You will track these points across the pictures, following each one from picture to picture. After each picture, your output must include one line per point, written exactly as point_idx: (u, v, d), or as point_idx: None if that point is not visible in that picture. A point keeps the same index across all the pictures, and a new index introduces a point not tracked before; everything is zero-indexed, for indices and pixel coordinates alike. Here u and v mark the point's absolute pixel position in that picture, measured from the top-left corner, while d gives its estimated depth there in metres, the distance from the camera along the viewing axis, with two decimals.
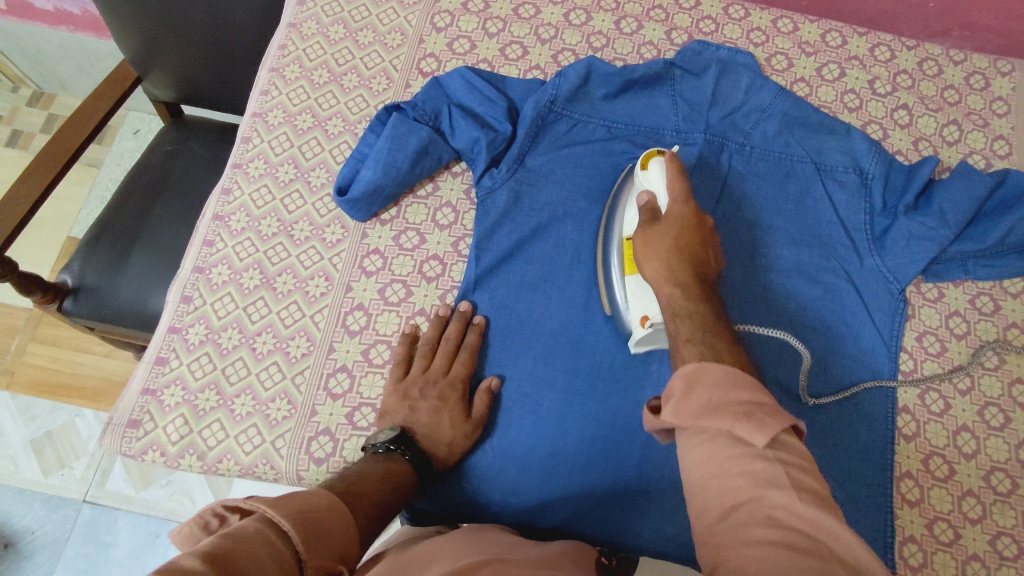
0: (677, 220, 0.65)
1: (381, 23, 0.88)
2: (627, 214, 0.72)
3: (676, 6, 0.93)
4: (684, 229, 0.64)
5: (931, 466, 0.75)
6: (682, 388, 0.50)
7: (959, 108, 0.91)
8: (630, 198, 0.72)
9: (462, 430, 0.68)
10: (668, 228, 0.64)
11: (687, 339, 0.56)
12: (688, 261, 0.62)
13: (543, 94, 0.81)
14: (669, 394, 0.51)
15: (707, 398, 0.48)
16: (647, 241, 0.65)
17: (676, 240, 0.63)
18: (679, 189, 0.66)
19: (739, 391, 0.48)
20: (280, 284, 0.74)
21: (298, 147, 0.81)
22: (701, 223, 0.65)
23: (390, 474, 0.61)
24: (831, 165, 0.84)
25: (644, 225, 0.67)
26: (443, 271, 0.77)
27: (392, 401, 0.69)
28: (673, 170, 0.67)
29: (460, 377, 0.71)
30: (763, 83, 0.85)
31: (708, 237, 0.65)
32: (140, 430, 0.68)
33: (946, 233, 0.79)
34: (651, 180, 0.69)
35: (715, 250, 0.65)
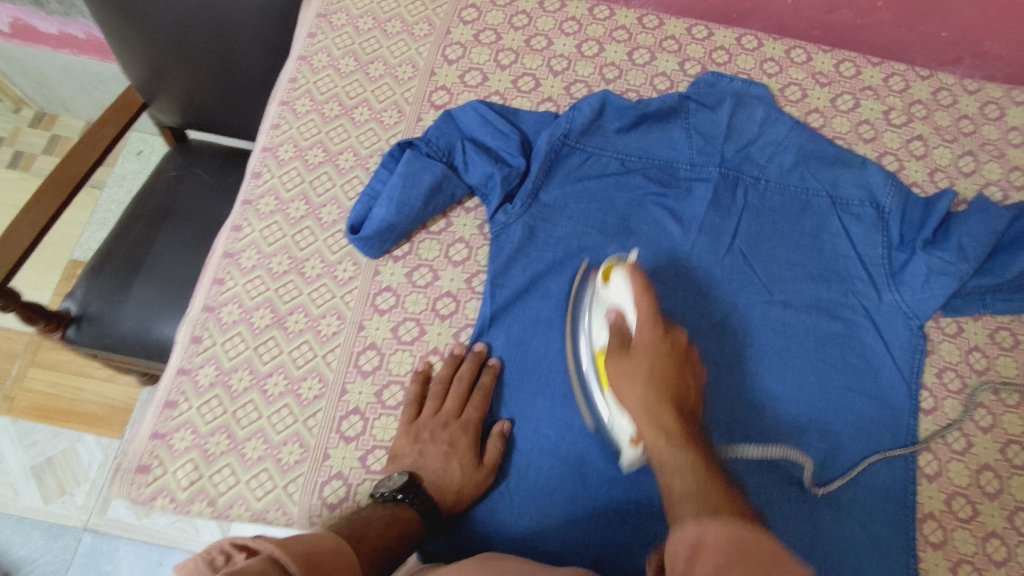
0: (650, 352, 0.62)
1: (393, 55, 0.87)
2: (598, 332, 0.69)
3: (689, 36, 0.92)
4: (656, 355, 0.61)
5: (954, 506, 0.73)
6: (686, 560, 0.43)
7: (975, 138, 0.90)
8: (599, 316, 0.69)
9: (472, 477, 0.66)
10: (641, 360, 0.62)
11: (682, 490, 0.51)
12: (662, 377, 0.60)
13: (557, 128, 0.81)
14: (673, 553, 0.45)
15: (715, 562, 0.41)
16: (619, 375, 0.62)
17: (650, 373, 0.60)
18: (649, 311, 0.64)
19: (751, 543, 0.41)
20: (291, 323, 0.73)
21: (309, 182, 0.80)
22: (673, 351, 0.62)
23: (395, 521, 0.61)
24: (846, 198, 0.84)
25: (616, 362, 0.63)
26: (457, 308, 0.76)
27: (403, 444, 0.68)
28: (640, 285, 0.65)
29: (472, 421, 0.69)
30: (778, 117, 0.85)
31: (683, 362, 0.62)
32: (149, 476, 0.67)
33: (966, 268, 0.77)
34: (616, 292, 0.67)
35: (690, 369, 0.63)
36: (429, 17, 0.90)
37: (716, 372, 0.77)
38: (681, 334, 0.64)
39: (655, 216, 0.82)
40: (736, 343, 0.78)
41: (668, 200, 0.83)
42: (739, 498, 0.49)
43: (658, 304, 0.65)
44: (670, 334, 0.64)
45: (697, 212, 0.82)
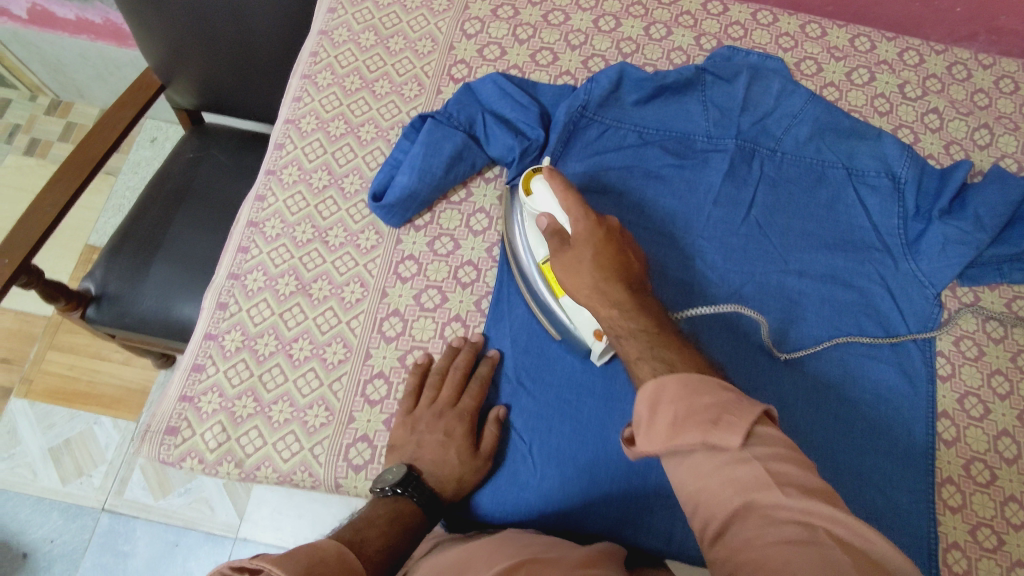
0: (588, 241, 0.63)
1: (412, 30, 0.88)
2: (537, 243, 0.69)
3: (704, 12, 0.93)
4: (595, 241, 0.63)
5: (972, 471, 0.74)
6: (649, 410, 0.51)
7: (990, 111, 0.91)
8: (532, 224, 0.69)
9: (471, 465, 0.66)
10: (583, 252, 0.63)
11: (637, 352, 0.58)
12: (605, 260, 0.62)
13: (575, 99, 0.82)
14: (639, 418, 0.52)
15: (674, 413, 0.49)
16: (568, 272, 0.63)
17: (596, 264, 0.62)
18: (577, 203, 0.64)
19: (704, 395, 0.49)
20: (315, 291, 0.74)
21: (331, 153, 0.81)
22: (608, 235, 0.64)
23: (398, 516, 0.59)
24: (862, 170, 0.84)
25: (560, 256, 0.64)
26: (478, 277, 0.77)
27: (400, 434, 0.67)
28: (561, 184, 0.65)
29: (469, 409, 0.68)
30: (795, 89, 0.85)
31: (619, 240, 0.64)
32: (178, 437, 0.68)
33: (982, 237, 0.78)
34: (541, 201, 0.67)
35: (626, 249, 0.65)
36: None
37: (735, 340, 0.77)
38: (612, 218, 0.65)
39: (672, 187, 0.83)
40: (755, 311, 0.79)
41: (684, 171, 0.84)
42: (692, 358, 0.57)
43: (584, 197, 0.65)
44: (601, 219, 0.64)
45: (714, 182, 0.83)
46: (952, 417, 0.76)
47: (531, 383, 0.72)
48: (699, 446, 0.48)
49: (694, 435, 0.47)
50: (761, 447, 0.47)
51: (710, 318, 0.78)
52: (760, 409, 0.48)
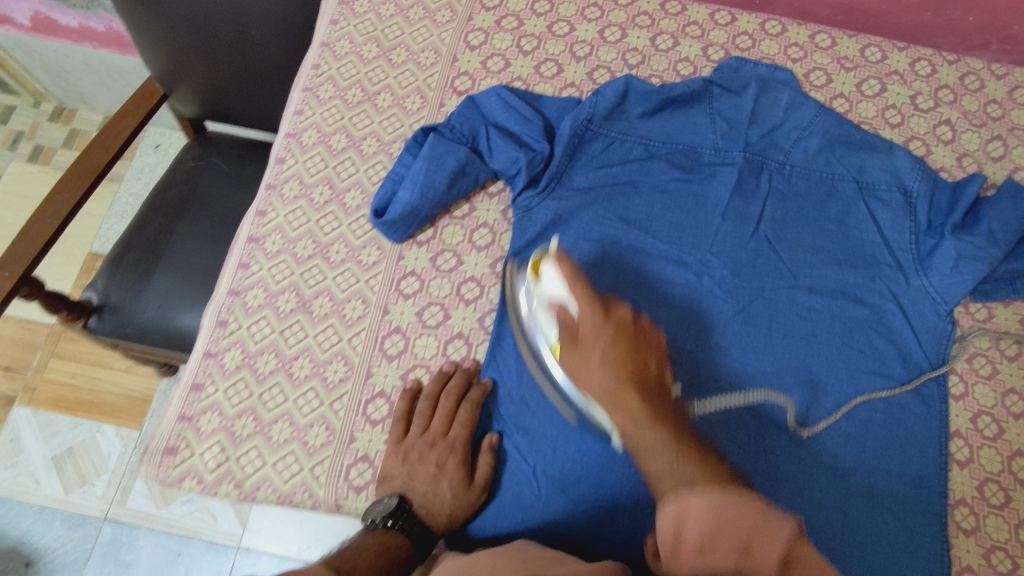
0: (598, 335, 0.62)
1: (415, 41, 0.87)
2: (546, 329, 0.67)
3: (712, 22, 0.91)
4: (604, 338, 0.62)
5: (986, 492, 0.72)
6: (672, 538, 0.45)
7: (1004, 122, 0.89)
8: (541, 309, 0.67)
9: (463, 498, 0.65)
10: (592, 349, 0.62)
11: (659, 469, 0.50)
12: (615, 355, 0.60)
13: (580, 112, 0.80)
14: (663, 540, 0.46)
15: (704, 530, 0.43)
16: (578, 374, 0.63)
17: (603, 359, 0.60)
18: (584, 294, 0.64)
19: (731, 509, 0.43)
20: (316, 308, 0.73)
21: (333, 167, 0.80)
22: (618, 325, 0.63)
23: (386, 549, 0.58)
24: (873, 183, 0.83)
25: (571, 357, 0.63)
26: (481, 293, 0.76)
27: (391, 464, 0.66)
28: (570, 274, 0.65)
29: (461, 439, 0.67)
30: (804, 101, 0.84)
31: (636, 340, 0.62)
32: (177, 458, 0.67)
33: (996, 252, 0.76)
34: (551, 288, 0.66)
35: (642, 342, 0.62)
36: (451, 3, 0.89)
37: (742, 358, 0.76)
38: (626, 311, 0.64)
39: (678, 201, 0.82)
40: (762, 328, 0.77)
41: (691, 185, 0.82)
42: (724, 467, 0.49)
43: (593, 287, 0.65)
44: (612, 313, 0.64)
45: (722, 196, 0.82)
46: (965, 436, 0.75)
47: (535, 401, 0.70)
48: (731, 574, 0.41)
49: (724, 557, 0.42)
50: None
51: (717, 335, 0.77)
52: (793, 525, 0.43)
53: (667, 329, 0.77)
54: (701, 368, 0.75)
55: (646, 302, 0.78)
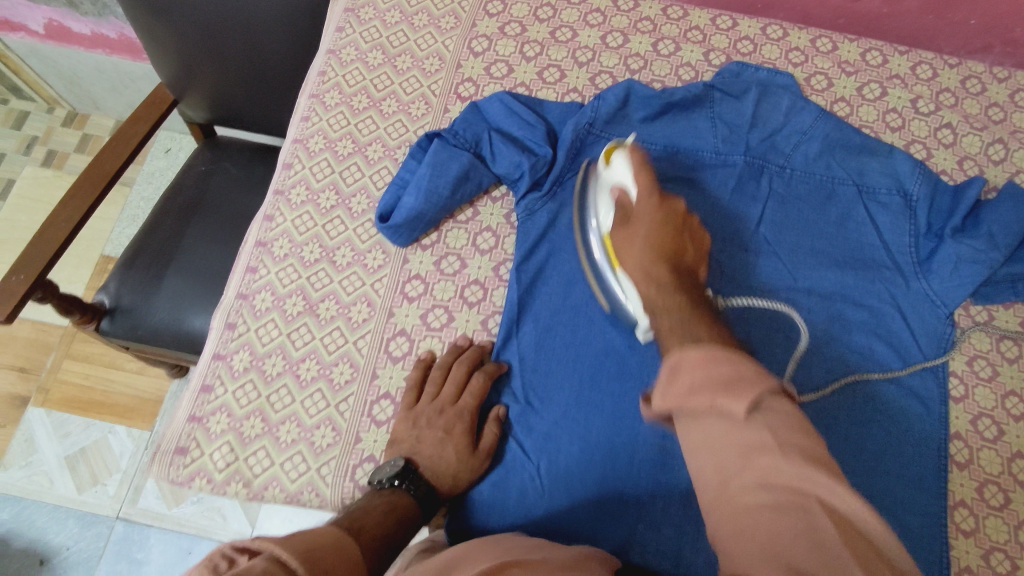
0: (648, 216, 0.64)
1: (419, 49, 0.88)
2: (602, 213, 0.70)
3: (713, 27, 0.92)
4: (652, 216, 0.64)
5: (986, 494, 0.73)
6: (668, 379, 0.47)
7: (1005, 126, 0.89)
8: (603, 197, 0.70)
9: (468, 463, 0.67)
10: (640, 226, 0.64)
11: (670, 325, 0.54)
12: (659, 242, 0.63)
13: (582, 117, 0.82)
14: (656, 382, 0.48)
15: (688, 383, 0.45)
16: (623, 244, 0.65)
17: (648, 240, 0.63)
18: (647, 181, 0.66)
19: (724, 362, 0.45)
20: (323, 310, 0.75)
21: (339, 173, 0.81)
22: (669, 220, 0.65)
23: (393, 508, 0.60)
24: (872, 187, 0.84)
25: (617, 232, 0.66)
26: (485, 296, 0.77)
27: (401, 428, 0.68)
28: (639, 164, 0.67)
29: (469, 407, 0.69)
30: (804, 106, 0.85)
31: (682, 230, 0.65)
32: (187, 458, 0.69)
33: (996, 256, 0.77)
34: (617, 173, 0.68)
35: (687, 240, 0.65)
36: (455, 10, 0.91)
37: None
38: (679, 203, 0.66)
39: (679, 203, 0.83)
40: (762, 330, 0.78)
41: (692, 190, 0.83)
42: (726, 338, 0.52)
43: (656, 177, 0.67)
44: (669, 203, 0.66)
45: (722, 200, 0.83)
46: (965, 438, 0.75)
47: (539, 403, 0.72)
48: (709, 416, 0.44)
49: (703, 399, 0.44)
50: (772, 419, 0.43)
51: None
52: (774, 383, 0.45)
53: None
54: None
55: None
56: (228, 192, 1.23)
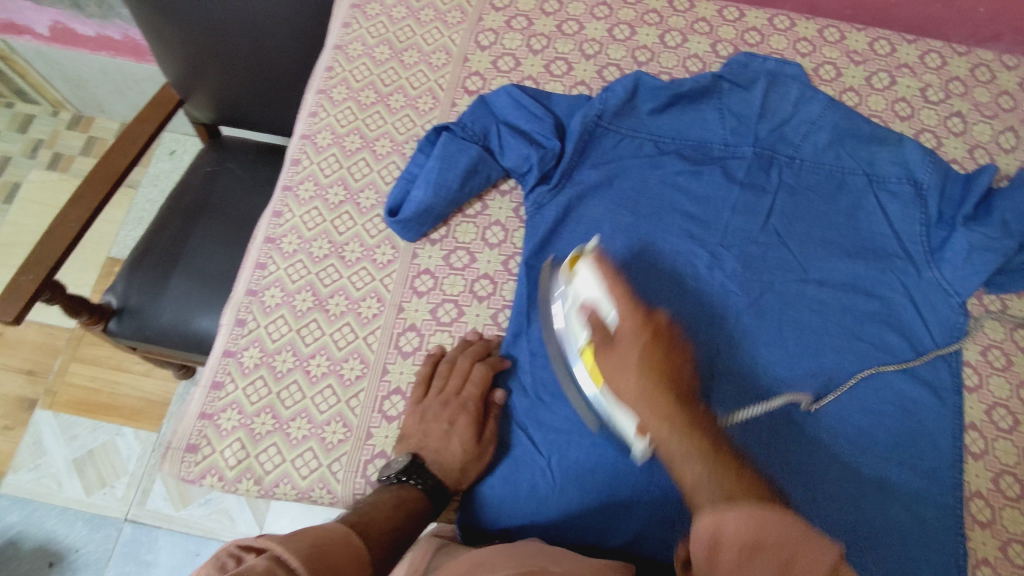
0: (632, 343, 0.62)
1: (426, 43, 0.88)
2: (579, 335, 0.67)
3: (720, 18, 0.91)
4: (642, 350, 0.61)
5: (1001, 485, 0.72)
6: (706, 553, 0.44)
7: (1016, 114, 0.89)
8: (572, 304, 0.69)
9: (474, 454, 0.66)
10: (626, 354, 0.62)
11: (693, 480, 0.50)
12: (652, 367, 0.60)
13: (590, 109, 0.81)
14: (694, 550, 0.45)
15: (733, 559, 0.42)
16: (613, 372, 0.62)
17: (641, 366, 0.60)
18: (623, 303, 0.65)
19: (772, 530, 0.42)
20: (332, 306, 0.74)
21: (347, 168, 0.81)
22: (657, 338, 0.63)
23: (402, 502, 0.59)
24: (882, 176, 0.84)
25: (604, 356, 0.63)
26: (495, 290, 0.76)
27: (408, 424, 0.68)
28: (610, 276, 0.67)
29: (473, 398, 0.69)
30: (813, 96, 0.85)
31: (671, 351, 0.62)
32: (198, 455, 0.68)
33: (1011, 244, 0.76)
34: (585, 285, 0.68)
35: (676, 351, 0.62)
36: (461, 4, 0.90)
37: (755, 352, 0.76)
38: (664, 318, 0.64)
39: (689, 195, 0.82)
40: (775, 321, 0.77)
41: (702, 180, 0.83)
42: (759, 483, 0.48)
43: (629, 292, 0.66)
44: (651, 316, 0.64)
45: (731, 191, 0.82)
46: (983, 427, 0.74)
47: (550, 397, 0.72)
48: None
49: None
50: None
51: (730, 328, 0.77)
52: (836, 552, 0.40)
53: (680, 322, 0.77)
54: (715, 363, 0.76)
55: (658, 299, 0.78)
56: (234, 191, 1.23)
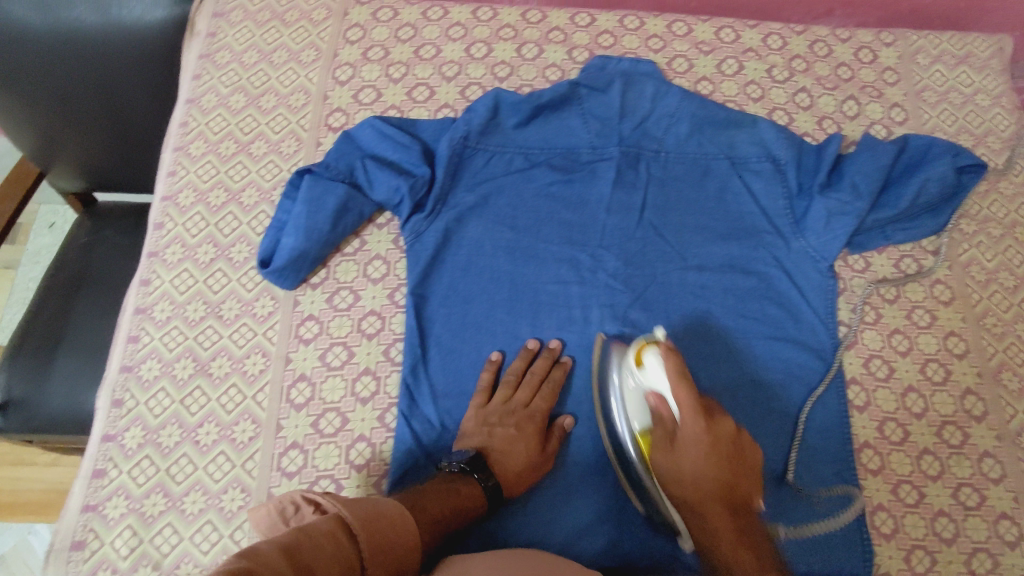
0: (693, 449, 0.61)
1: (282, 85, 0.86)
2: (633, 414, 0.67)
3: (573, 25, 0.94)
4: (703, 451, 0.61)
5: (886, 431, 0.77)
6: None
7: (854, 83, 0.95)
8: (636, 398, 0.67)
9: (534, 461, 0.69)
10: (687, 459, 0.62)
11: None
12: (712, 471, 0.61)
13: (455, 131, 0.82)
14: None
15: None
16: (668, 477, 0.63)
17: (699, 476, 0.61)
18: (687, 399, 0.62)
19: None
20: (215, 369, 0.72)
21: (214, 225, 0.78)
22: (720, 447, 0.61)
23: (457, 498, 0.63)
24: (744, 157, 0.88)
25: (661, 457, 0.64)
26: (384, 326, 0.75)
27: (470, 426, 0.70)
28: (675, 372, 0.63)
29: (540, 409, 0.72)
30: (668, 90, 0.87)
31: (733, 449, 0.62)
32: (86, 551, 0.64)
33: (861, 205, 0.81)
34: (650, 381, 0.66)
35: (739, 455, 0.62)
36: (314, 42, 0.89)
37: None
38: (728, 423, 0.63)
39: (564, 202, 0.84)
40: (661, 311, 0.80)
41: (575, 186, 0.85)
42: None
43: (697, 389, 0.63)
44: (716, 422, 0.62)
45: (604, 192, 0.85)
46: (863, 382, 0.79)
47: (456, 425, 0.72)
48: None
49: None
50: None
51: (620, 325, 0.78)
52: None
53: (572, 327, 0.78)
54: None
55: (548, 308, 0.79)
56: (116, 261, 1.17)
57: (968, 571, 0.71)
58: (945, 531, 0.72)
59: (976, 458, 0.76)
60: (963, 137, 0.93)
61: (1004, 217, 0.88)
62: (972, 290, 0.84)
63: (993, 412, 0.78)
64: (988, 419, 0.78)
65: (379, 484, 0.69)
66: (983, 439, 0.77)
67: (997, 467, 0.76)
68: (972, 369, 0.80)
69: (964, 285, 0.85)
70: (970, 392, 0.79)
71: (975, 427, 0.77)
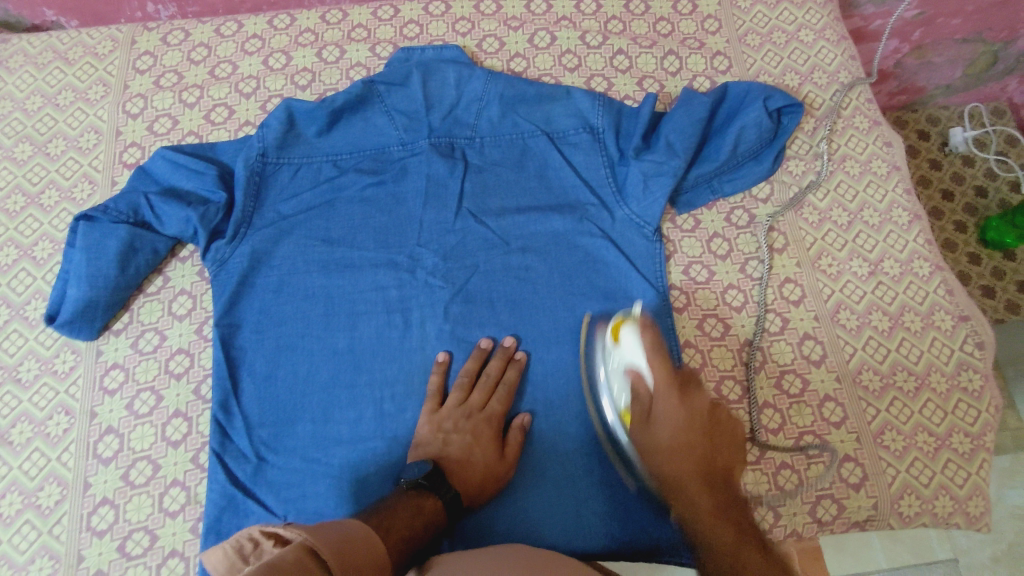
0: (665, 432, 0.58)
1: (71, 128, 0.83)
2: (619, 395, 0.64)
3: (375, 20, 0.91)
4: (675, 422, 0.58)
5: (724, 391, 0.75)
6: None
7: (674, 37, 0.92)
8: (616, 374, 0.64)
9: (493, 468, 0.67)
10: (661, 438, 0.58)
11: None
12: (688, 450, 0.57)
13: (249, 149, 0.79)
14: None
15: None
16: (646, 451, 0.59)
17: (675, 447, 0.57)
18: (662, 374, 0.59)
19: None
20: (17, 436, 0.69)
21: (6, 285, 0.75)
22: (696, 422, 0.58)
23: (421, 510, 0.58)
24: (561, 131, 0.84)
25: (638, 432, 0.60)
26: (192, 363, 0.73)
27: (426, 433, 0.68)
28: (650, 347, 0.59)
29: (497, 412, 0.70)
30: (471, 73, 0.84)
31: (711, 425, 0.59)
32: None
33: (677, 162, 0.78)
34: (626, 357, 0.62)
35: (717, 427, 0.59)
36: (102, 77, 0.86)
37: (470, 338, 0.75)
38: (703, 394, 0.59)
39: (379, 205, 0.81)
40: (483, 303, 0.76)
41: (387, 186, 0.81)
42: None
43: (673, 361, 0.60)
44: (692, 396, 0.59)
45: (418, 187, 0.81)
46: (760, 245, 0.81)
47: (275, 454, 0.69)
48: None
49: None
50: None
51: (441, 324, 0.75)
52: None
53: (391, 334, 0.75)
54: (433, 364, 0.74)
55: (364, 316, 0.76)
56: None
57: (815, 521, 0.70)
58: (788, 483, 0.71)
59: (817, 404, 0.74)
60: (789, 76, 0.90)
61: (836, 152, 0.86)
62: (806, 232, 0.82)
63: (832, 354, 0.76)
64: (827, 362, 0.76)
65: (196, 528, 0.66)
66: (823, 383, 0.75)
67: (838, 410, 0.74)
68: (809, 314, 0.78)
69: (798, 229, 0.83)
70: (809, 337, 0.77)
71: (815, 373, 0.76)
